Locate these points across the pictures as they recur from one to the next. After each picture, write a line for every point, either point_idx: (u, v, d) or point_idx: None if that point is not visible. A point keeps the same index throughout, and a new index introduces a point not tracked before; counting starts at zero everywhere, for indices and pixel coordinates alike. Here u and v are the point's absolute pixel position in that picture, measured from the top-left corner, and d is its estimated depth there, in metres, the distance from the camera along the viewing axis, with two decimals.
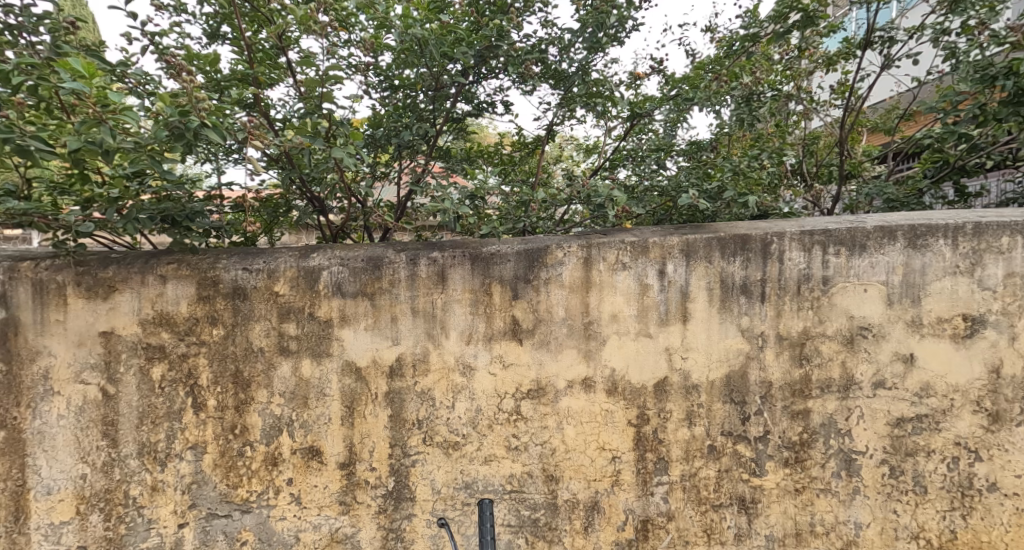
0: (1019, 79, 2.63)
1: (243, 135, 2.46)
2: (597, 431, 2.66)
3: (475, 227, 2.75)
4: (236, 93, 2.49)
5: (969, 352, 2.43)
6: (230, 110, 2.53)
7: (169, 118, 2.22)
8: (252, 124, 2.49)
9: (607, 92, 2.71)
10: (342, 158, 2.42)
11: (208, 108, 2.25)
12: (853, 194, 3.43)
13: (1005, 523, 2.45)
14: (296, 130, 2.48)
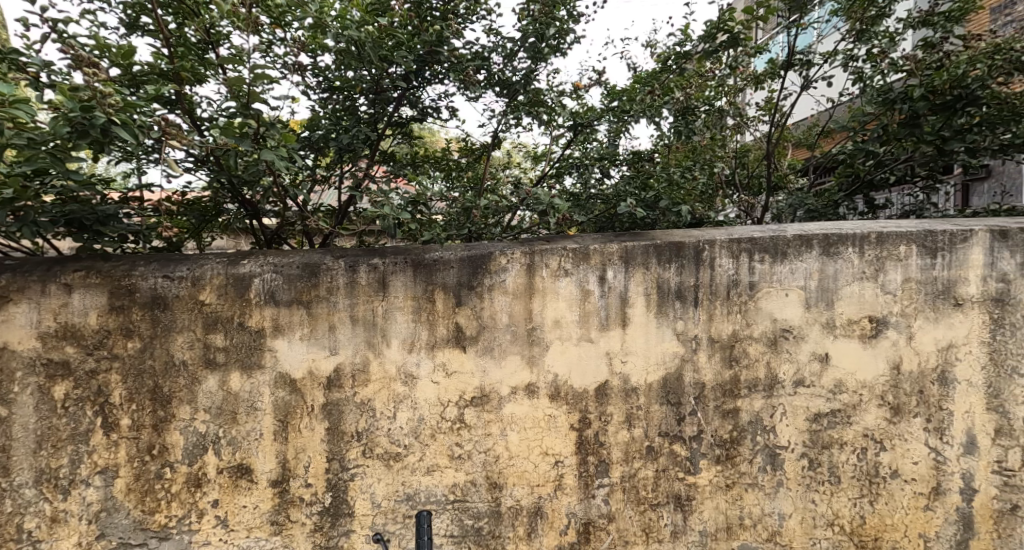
0: (914, 103, 3.05)
1: (158, 134, 2.28)
2: (540, 437, 2.68)
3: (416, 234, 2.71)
4: (155, 89, 2.32)
5: (875, 350, 2.65)
6: (147, 107, 2.36)
7: (70, 113, 2.05)
8: (169, 122, 2.31)
9: (550, 102, 2.79)
10: (274, 162, 2.31)
11: (116, 104, 2.08)
12: (782, 204, 3.69)
13: (904, 507, 2.67)
14: (222, 130, 2.33)
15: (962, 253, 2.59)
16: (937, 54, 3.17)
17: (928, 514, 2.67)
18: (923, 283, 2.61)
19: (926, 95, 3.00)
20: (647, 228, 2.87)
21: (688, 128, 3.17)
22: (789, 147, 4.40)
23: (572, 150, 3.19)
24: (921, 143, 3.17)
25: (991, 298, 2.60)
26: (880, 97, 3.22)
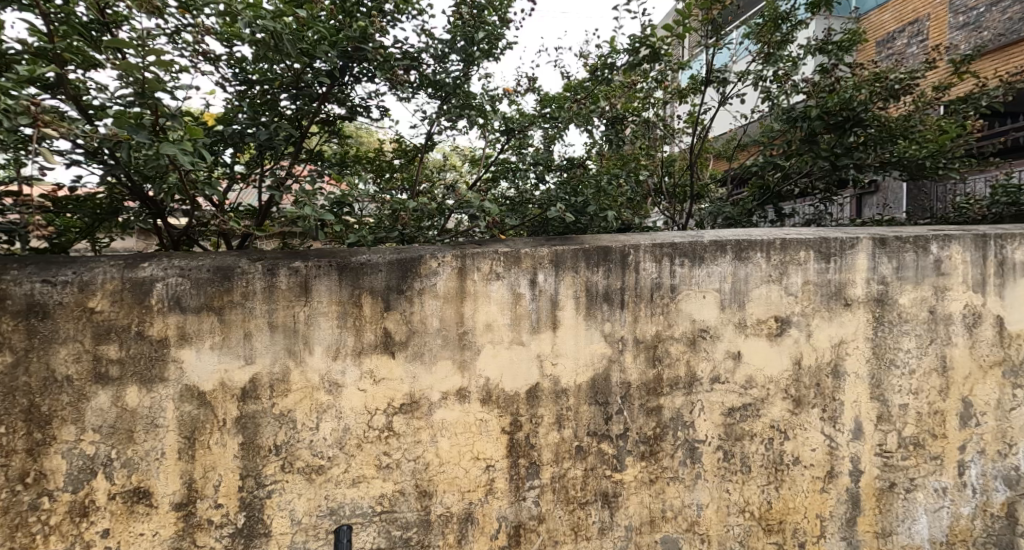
0: (811, 122, 3.43)
1: (29, 121, 1.98)
2: (472, 442, 2.65)
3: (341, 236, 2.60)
4: (28, 69, 2.01)
5: (780, 347, 2.85)
6: (18, 90, 2.04)
7: None
8: (42, 108, 2.00)
9: (483, 105, 2.79)
10: (177, 158, 2.08)
11: None
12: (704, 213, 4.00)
13: (806, 491, 2.87)
14: (113, 119, 2.07)
15: (850, 258, 2.83)
16: (831, 80, 3.54)
17: (823, 495, 2.89)
18: (820, 286, 2.83)
19: (822, 115, 3.38)
20: (579, 232, 2.97)
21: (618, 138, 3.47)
22: (710, 159, 4.69)
23: (507, 155, 3.22)
24: (819, 159, 3.52)
25: (874, 299, 2.85)
26: (785, 116, 3.60)
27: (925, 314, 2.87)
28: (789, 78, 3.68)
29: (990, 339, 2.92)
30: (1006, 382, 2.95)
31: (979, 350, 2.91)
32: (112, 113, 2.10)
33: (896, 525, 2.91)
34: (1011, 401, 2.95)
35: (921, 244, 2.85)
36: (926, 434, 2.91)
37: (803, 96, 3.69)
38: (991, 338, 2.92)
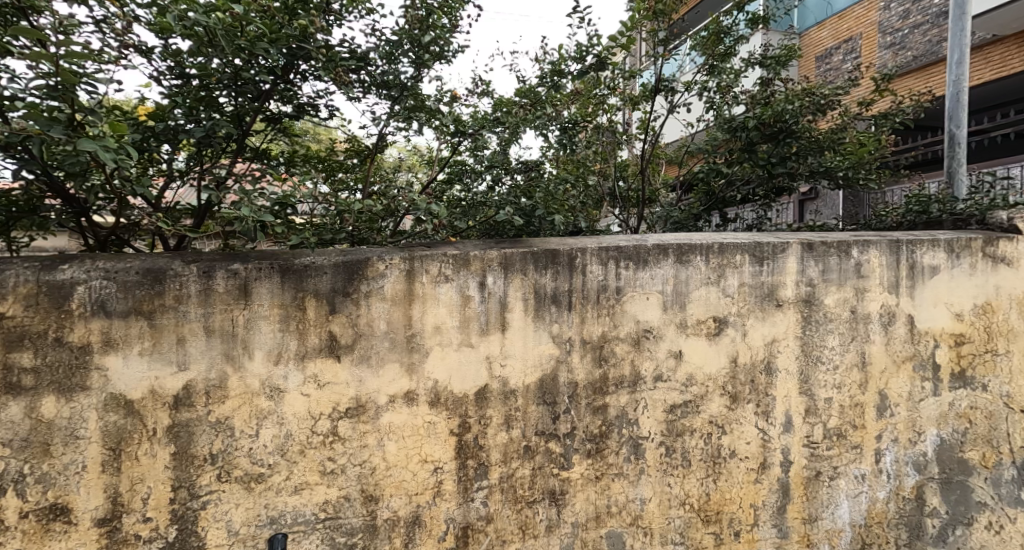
0: (749, 132, 3.75)
1: None
2: (419, 444, 2.60)
3: (284, 238, 2.51)
4: None
5: (718, 346, 2.95)
6: None
7: None
8: None
9: (433, 107, 2.78)
10: (99, 155, 1.93)
11: None
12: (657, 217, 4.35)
13: (739, 482, 3.02)
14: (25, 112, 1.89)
15: (780, 261, 2.98)
16: (767, 92, 3.86)
17: (757, 486, 3.04)
18: (754, 288, 2.96)
19: (758, 125, 3.70)
20: (531, 235, 3.01)
21: (571, 142, 3.64)
22: (663, 164, 4.89)
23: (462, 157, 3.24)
24: (757, 167, 3.86)
25: (802, 300, 3.02)
26: (725, 125, 3.87)
27: (847, 314, 3.07)
28: (731, 89, 3.91)
29: (902, 336, 3.15)
30: (917, 376, 3.19)
31: (893, 347, 3.14)
32: (23, 105, 1.92)
33: (821, 511, 3.10)
34: (921, 393, 3.20)
35: (843, 249, 3.04)
36: (847, 426, 3.12)
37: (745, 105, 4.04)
38: (903, 335, 3.15)
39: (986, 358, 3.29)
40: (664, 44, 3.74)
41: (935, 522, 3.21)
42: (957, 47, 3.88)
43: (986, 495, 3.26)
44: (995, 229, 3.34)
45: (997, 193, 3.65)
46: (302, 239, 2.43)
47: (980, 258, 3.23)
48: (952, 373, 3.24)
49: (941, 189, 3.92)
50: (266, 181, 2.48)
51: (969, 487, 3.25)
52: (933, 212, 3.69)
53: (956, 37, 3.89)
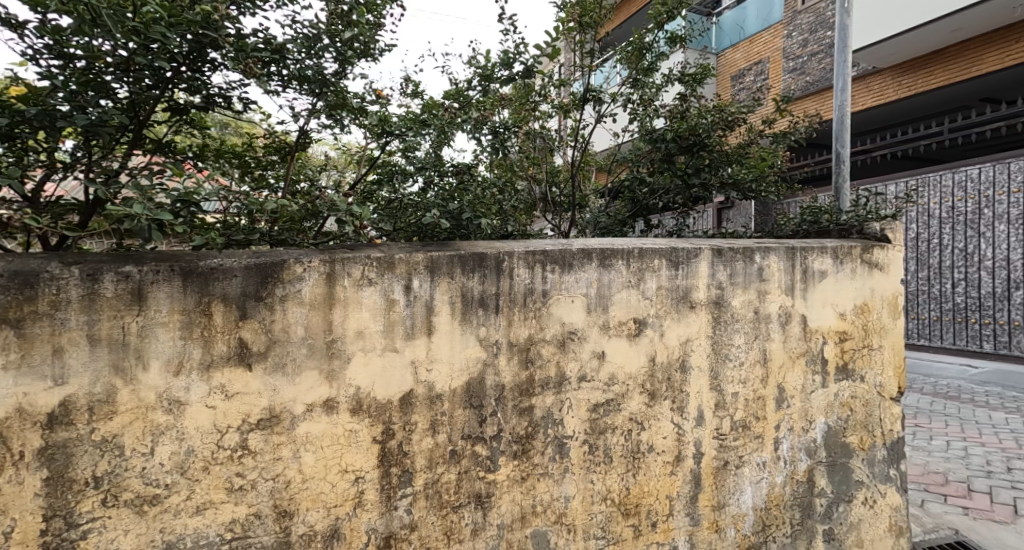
0: (668, 145, 4.05)
1: None
2: (340, 454, 2.45)
3: (185, 238, 2.33)
4: None
5: (638, 346, 3.06)
6: None
7: None
8: None
9: (356, 104, 2.69)
10: None
11: None
12: (586, 222, 4.59)
13: (657, 475, 3.12)
14: None
15: (693, 266, 3.14)
16: (684, 107, 4.15)
17: (672, 477, 3.17)
18: (670, 290, 3.11)
19: (675, 137, 4.01)
20: (462, 239, 3.00)
21: (501, 148, 3.81)
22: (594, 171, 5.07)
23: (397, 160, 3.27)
24: (676, 177, 4.15)
25: (713, 302, 3.20)
26: (648, 137, 4.16)
27: (751, 315, 3.28)
28: (652, 102, 4.18)
29: (796, 334, 3.41)
30: (809, 369, 3.46)
31: (789, 344, 3.40)
32: None
33: (728, 498, 3.29)
34: (811, 385, 3.47)
35: (748, 254, 3.25)
36: (751, 417, 3.33)
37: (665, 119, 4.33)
38: (798, 333, 3.42)
39: (864, 353, 3.63)
40: (590, 55, 4.11)
41: (822, 501, 3.51)
42: (842, 76, 4.28)
43: (863, 474, 3.62)
44: (871, 238, 3.73)
45: (874, 205, 4.04)
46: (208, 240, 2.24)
47: (859, 264, 3.58)
48: (837, 366, 3.55)
49: (831, 202, 4.27)
50: (165, 176, 2.27)
51: (849, 468, 3.58)
52: (822, 222, 4.04)
53: (842, 67, 4.31)
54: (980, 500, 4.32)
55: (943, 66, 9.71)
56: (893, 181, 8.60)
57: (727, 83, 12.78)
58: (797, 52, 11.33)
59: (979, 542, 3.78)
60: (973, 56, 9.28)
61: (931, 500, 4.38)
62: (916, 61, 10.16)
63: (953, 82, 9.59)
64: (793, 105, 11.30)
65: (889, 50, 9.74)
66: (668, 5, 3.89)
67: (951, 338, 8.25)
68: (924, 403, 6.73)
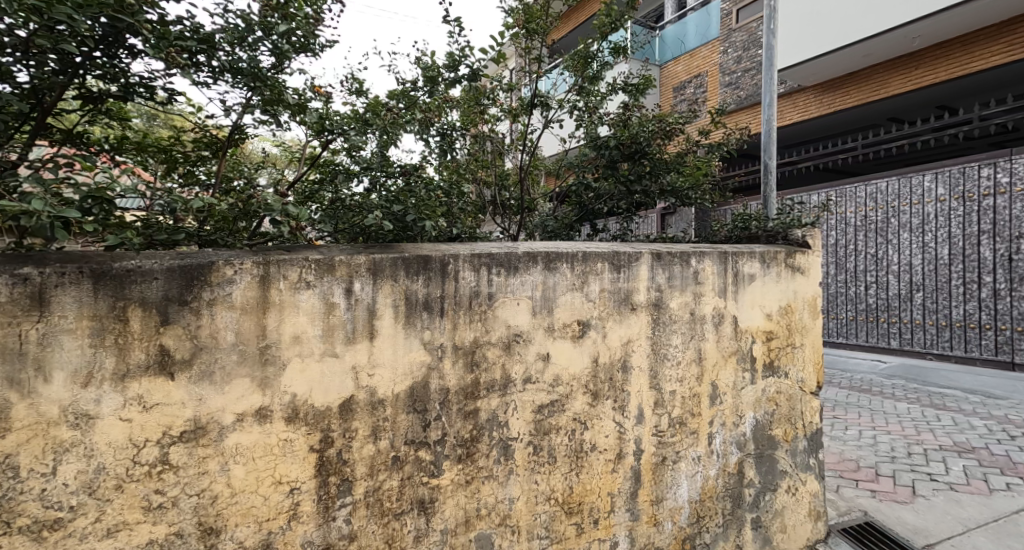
0: (611, 152, 4.21)
1: None
2: (273, 465, 2.35)
3: (98, 238, 2.15)
4: None
5: (582, 347, 3.08)
6: None
7: None
8: None
9: (293, 100, 2.59)
10: None
11: None
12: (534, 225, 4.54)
13: (599, 473, 3.16)
14: None
15: (635, 269, 3.21)
16: (626, 115, 4.30)
17: (613, 475, 3.21)
18: (612, 293, 3.15)
19: (618, 145, 4.15)
20: (408, 240, 2.99)
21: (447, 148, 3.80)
22: (544, 176, 5.10)
23: (338, 157, 3.18)
24: (619, 183, 4.30)
25: (652, 304, 3.27)
26: (593, 143, 4.31)
27: (687, 315, 3.38)
28: (597, 110, 4.36)
29: (728, 334, 3.54)
30: (740, 367, 3.59)
31: (722, 343, 3.52)
32: None
33: (665, 492, 3.36)
34: (742, 382, 3.60)
35: (684, 258, 3.35)
36: (687, 414, 3.41)
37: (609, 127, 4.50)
38: (730, 333, 3.54)
39: (787, 351, 3.81)
40: (537, 61, 4.18)
41: (751, 491, 3.65)
42: (769, 92, 4.48)
43: (786, 464, 3.79)
44: (794, 244, 3.90)
45: (796, 213, 4.28)
46: (123, 240, 2.10)
47: (783, 267, 3.76)
48: (764, 363, 3.70)
49: (759, 209, 4.48)
50: (73, 170, 2.10)
51: (775, 459, 3.74)
52: (751, 229, 4.20)
53: (768, 84, 4.51)
54: (885, 482, 4.64)
55: (859, 85, 10.39)
56: (814, 192, 9.11)
57: (669, 94, 13.17)
58: (732, 67, 11.78)
59: (884, 522, 4.05)
60: (883, 78, 10.01)
61: (845, 485, 4.62)
62: (833, 82, 10.82)
63: (867, 102, 10.31)
64: (727, 118, 11.79)
65: (809, 71, 10.29)
66: (612, 16, 4.02)
67: (863, 336, 8.78)
68: (841, 396, 7.12)
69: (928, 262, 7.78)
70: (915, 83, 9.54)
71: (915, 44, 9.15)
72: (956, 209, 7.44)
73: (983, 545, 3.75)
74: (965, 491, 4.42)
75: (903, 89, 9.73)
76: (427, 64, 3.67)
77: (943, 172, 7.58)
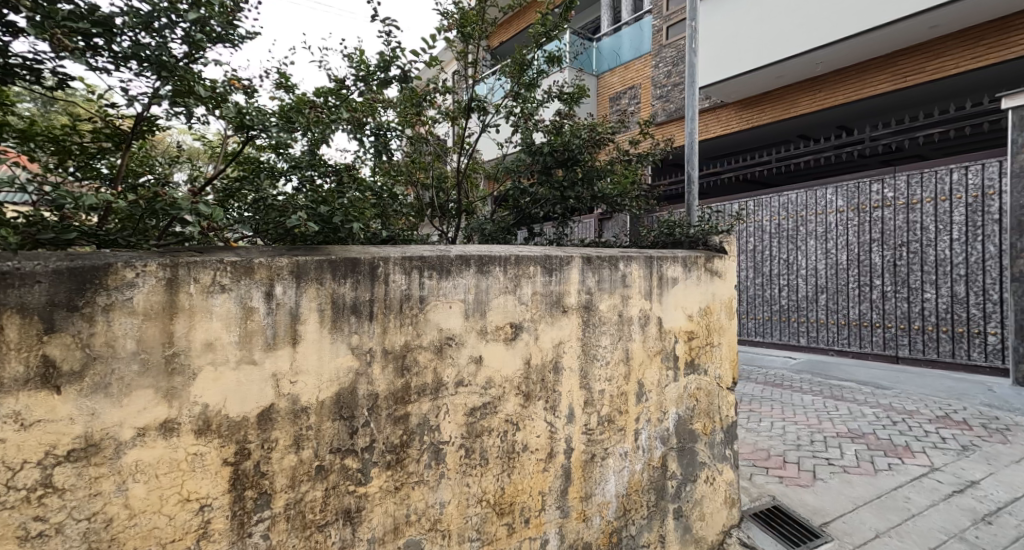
0: (545, 159, 4.27)
1: None
2: (180, 481, 2.20)
3: None
4: None
5: (514, 349, 3.08)
6: None
7: None
8: None
9: (205, 92, 2.41)
10: None
11: None
12: (468, 229, 4.55)
13: (530, 473, 3.17)
14: None
15: (565, 272, 3.24)
16: (561, 124, 4.39)
17: (544, 473, 3.23)
18: (544, 295, 3.18)
19: (553, 151, 4.20)
20: (343, 243, 2.85)
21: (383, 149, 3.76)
22: (484, 182, 5.09)
23: (262, 155, 3.05)
24: (553, 190, 4.38)
25: (583, 306, 3.32)
26: (528, 149, 4.35)
27: (615, 317, 3.46)
28: (533, 116, 4.39)
29: (654, 334, 3.65)
30: (664, 366, 3.71)
31: (647, 343, 3.62)
32: None
33: (594, 488, 3.42)
34: (666, 379, 3.73)
35: (613, 261, 3.42)
36: (615, 412, 3.49)
37: (544, 133, 4.54)
38: (655, 333, 3.66)
39: (707, 349, 3.98)
40: (472, 65, 4.15)
41: (674, 483, 3.78)
42: (691, 107, 4.67)
43: (706, 455, 3.96)
44: (713, 250, 4.13)
45: (715, 221, 4.48)
46: None
47: (703, 271, 3.93)
48: (686, 362, 3.85)
49: (683, 215, 4.65)
50: None
51: (695, 451, 3.89)
52: (676, 235, 4.33)
53: (689, 99, 4.68)
54: (791, 468, 4.94)
55: (773, 103, 11.05)
56: (733, 202, 9.60)
57: (605, 104, 13.56)
58: (662, 81, 12.23)
59: (790, 506, 4.31)
60: (793, 98, 10.69)
61: (758, 473, 4.87)
62: (750, 99, 11.44)
63: (780, 119, 10.98)
64: (657, 129, 12.25)
65: (730, 89, 10.83)
66: (547, 26, 4.07)
67: (776, 335, 9.31)
68: (757, 391, 7.51)
69: (831, 267, 8.36)
70: (822, 103, 10.24)
71: (818, 70, 9.87)
72: (853, 219, 8.05)
73: (869, 520, 4.10)
74: (856, 473, 4.78)
75: (810, 109, 10.45)
76: (357, 64, 3.58)
77: (843, 186, 8.20)
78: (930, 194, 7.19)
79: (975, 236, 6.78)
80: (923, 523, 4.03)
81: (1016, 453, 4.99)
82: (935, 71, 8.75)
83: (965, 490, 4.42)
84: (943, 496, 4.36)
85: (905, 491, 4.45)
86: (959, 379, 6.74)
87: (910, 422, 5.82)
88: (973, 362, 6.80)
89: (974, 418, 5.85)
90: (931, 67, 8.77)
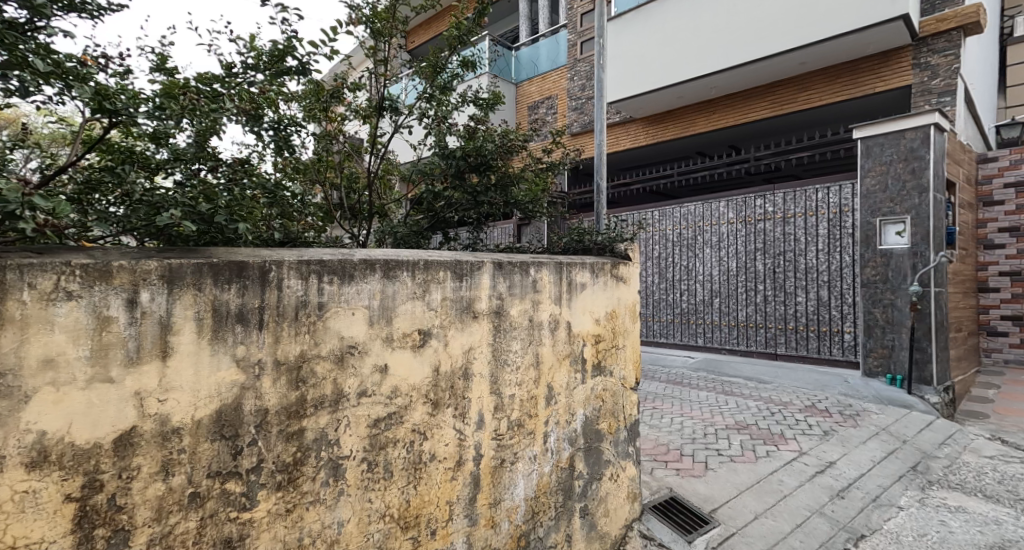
0: (457, 163, 4.17)
1: None
2: (4, 526, 1.89)
3: None
4: None
5: (422, 357, 2.95)
6: None
7: None
8: None
9: (48, 66, 2.09)
10: None
11: None
12: (381, 232, 4.41)
13: (437, 483, 3.04)
14: None
15: (476, 277, 3.17)
16: (476, 129, 4.32)
17: (452, 482, 3.11)
18: (454, 301, 3.08)
19: (466, 154, 4.11)
20: (234, 246, 2.64)
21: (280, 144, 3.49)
22: (398, 185, 4.93)
23: (135, 143, 2.73)
24: (466, 194, 4.27)
25: (493, 312, 3.26)
26: (441, 152, 4.22)
27: (526, 322, 3.43)
28: (446, 118, 4.30)
29: (563, 338, 3.67)
30: (573, 369, 3.74)
31: (557, 347, 3.62)
32: None
33: (503, 494, 3.35)
34: (575, 382, 3.75)
35: (523, 267, 3.39)
36: (525, 416, 3.45)
37: (457, 138, 4.44)
38: (564, 337, 3.67)
39: (612, 351, 4.05)
40: (383, 63, 3.98)
41: (581, 483, 3.80)
42: (600, 119, 4.77)
43: (612, 454, 4.02)
44: (619, 256, 4.22)
45: (621, 229, 4.59)
46: None
47: (610, 277, 4.02)
48: (593, 365, 3.89)
49: (591, 223, 4.74)
50: None
51: (600, 451, 3.94)
52: (585, 242, 4.38)
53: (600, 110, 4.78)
54: (687, 461, 5.15)
55: (674, 121, 11.62)
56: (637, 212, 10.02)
57: (524, 112, 13.72)
58: (577, 94, 12.50)
59: (685, 496, 4.47)
60: (691, 117, 11.34)
61: (658, 466, 5.03)
62: (654, 116, 11.98)
63: (679, 136, 11.60)
64: (571, 140, 12.57)
65: (637, 105, 11.30)
66: (461, 31, 3.99)
67: (676, 336, 9.77)
68: (659, 389, 7.83)
69: (722, 275, 8.93)
70: (716, 123, 10.94)
71: (713, 93, 10.53)
72: (741, 231, 8.64)
73: (749, 503, 4.39)
74: (741, 461, 5.08)
75: (705, 127, 11.15)
76: (248, 51, 3.29)
77: (733, 200, 8.79)
78: (800, 209, 7.92)
79: (836, 244, 7.55)
80: (795, 503, 4.41)
81: (864, 435, 5.56)
82: (804, 103, 9.71)
83: (825, 470, 4.90)
84: (809, 476, 4.78)
85: (779, 474, 4.80)
86: (824, 372, 7.40)
87: (784, 412, 6.29)
88: (833, 357, 7.51)
89: (833, 406, 6.41)
90: (800, 99, 9.72)
